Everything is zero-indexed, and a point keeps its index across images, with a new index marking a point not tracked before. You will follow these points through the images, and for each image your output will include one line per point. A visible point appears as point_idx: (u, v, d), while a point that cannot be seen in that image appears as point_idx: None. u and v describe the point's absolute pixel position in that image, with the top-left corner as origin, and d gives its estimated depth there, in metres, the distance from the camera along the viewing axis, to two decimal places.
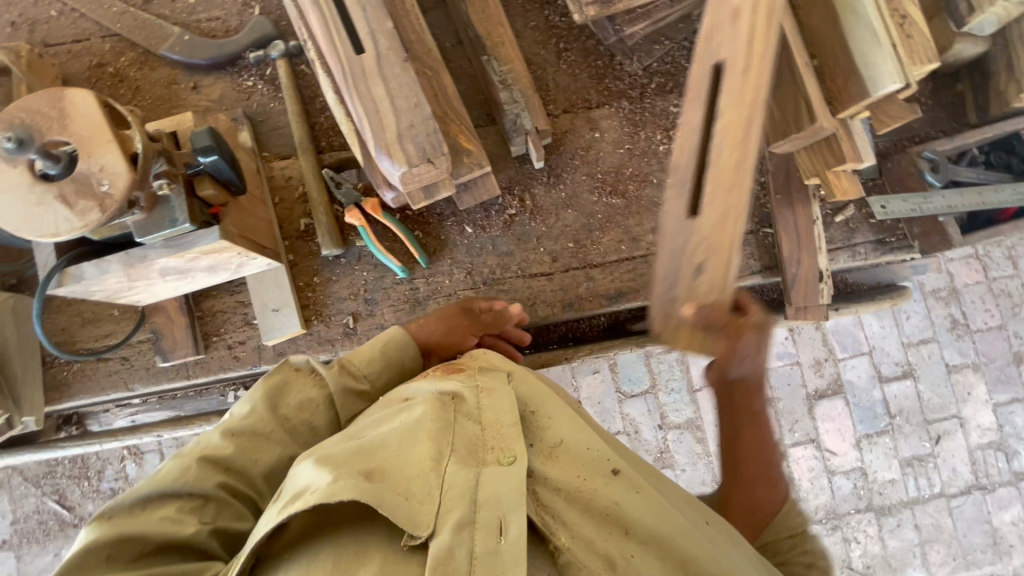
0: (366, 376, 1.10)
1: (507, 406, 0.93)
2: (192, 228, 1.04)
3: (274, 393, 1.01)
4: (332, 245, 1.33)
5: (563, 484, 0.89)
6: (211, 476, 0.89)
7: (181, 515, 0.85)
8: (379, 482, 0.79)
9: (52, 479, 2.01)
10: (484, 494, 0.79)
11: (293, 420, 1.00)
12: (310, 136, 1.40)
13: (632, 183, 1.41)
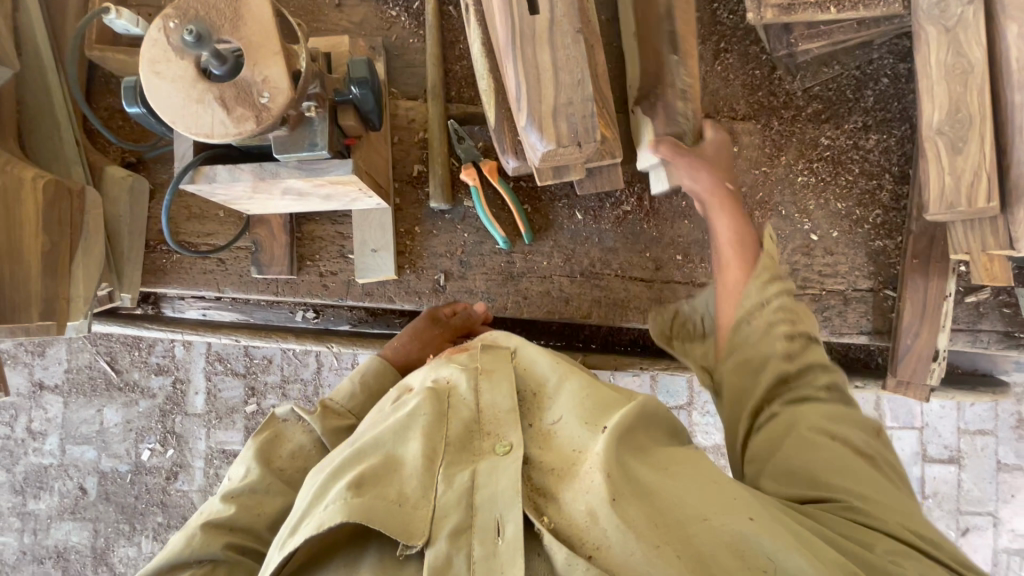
0: (350, 410, 1.08)
1: (506, 389, 0.83)
2: (328, 156, 1.03)
3: (269, 445, 1.00)
4: (442, 200, 1.31)
5: (558, 465, 0.78)
6: (213, 542, 0.87)
7: None
8: (369, 493, 0.73)
9: (107, 341, 1.98)
10: (479, 495, 0.72)
11: (285, 470, 0.98)
12: (443, 82, 1.36)
13: (758, 209, 1.34)
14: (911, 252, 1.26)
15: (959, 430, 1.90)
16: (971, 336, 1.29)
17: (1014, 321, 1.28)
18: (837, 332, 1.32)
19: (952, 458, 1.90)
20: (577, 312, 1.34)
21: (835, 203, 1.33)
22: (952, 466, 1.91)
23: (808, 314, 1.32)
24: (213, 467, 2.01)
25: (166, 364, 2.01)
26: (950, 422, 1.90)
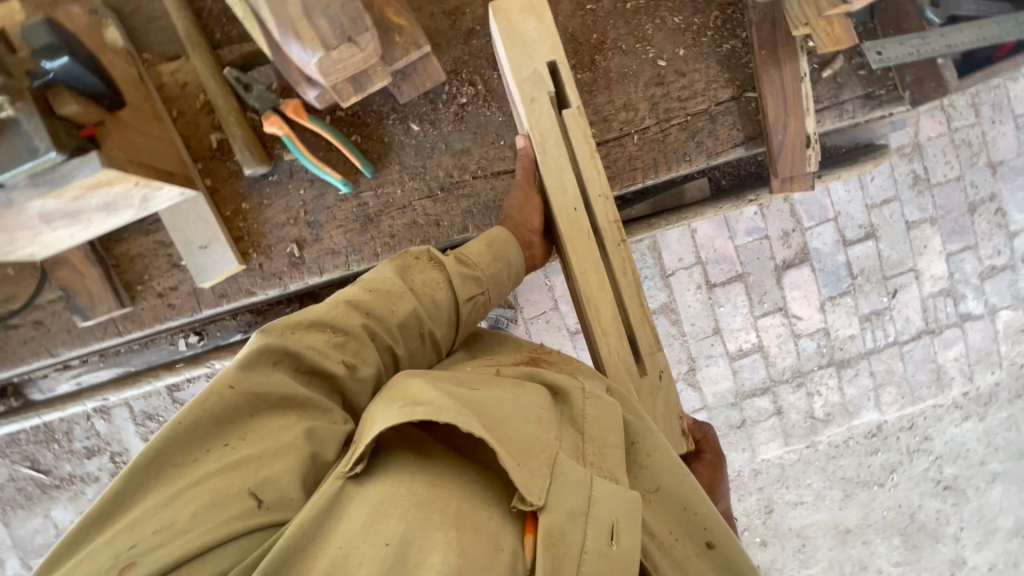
0: (479, 266, 0.94)
1: (615, 425, 0.74)
2: (64, 158, 0.83)
3: (409, 268, 0.89)
4: (255, 163, 1.13)
5: (657, 534, 0.69)
6: (355, 320, 0.78)
7: (327, 348, 0.75)
8: (500, 444, 0.62)
9: (19, 447, 1.70)
10: (599, 491, 0.64)
11: (418, 294, 0.86)
12: (200, 27, 1.12)
13: (597, 53, 1.22)
14: (757, 44, 1.19)
15: (866, 207, 1.87)
16: (838, 110, 1.24)
17: (871, 81, 1.24)
18: (715, 154, 1.26)
19: (868, 234, 1.89)
20: (454, 230, 1.22)
21: (671, 19, 1.22)
22: (870, 242, 1.89)
23: (682, 145, 1.25)
24: None
25: (96, 444, 1.73)
26: (857, 202, 1.87)
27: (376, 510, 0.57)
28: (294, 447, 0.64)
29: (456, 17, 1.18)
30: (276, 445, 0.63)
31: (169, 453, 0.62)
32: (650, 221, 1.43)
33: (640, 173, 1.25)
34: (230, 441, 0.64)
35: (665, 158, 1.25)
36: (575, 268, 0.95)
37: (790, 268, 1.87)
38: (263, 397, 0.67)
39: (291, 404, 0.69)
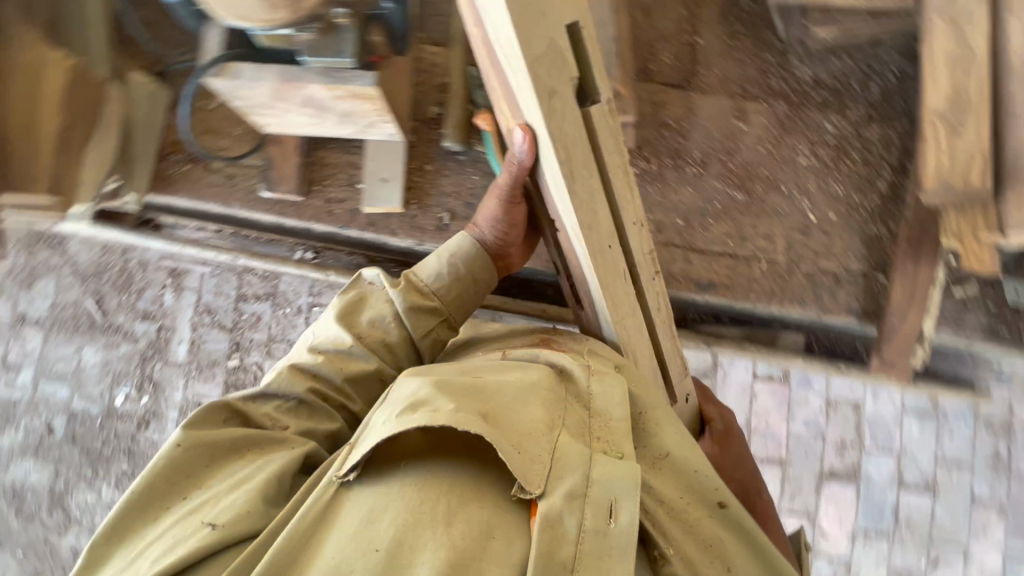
0: (437, 295, 1.04)
1: (619, 395, 0.81)
2: (353, 66, 1.06)
3: (349, 313, 1.01)
4: (456, 140, 1.35)
5: (667, 499, 0.80)
6: (300, 383, 0.93)
7: (277, 414, 0.92)
8: (497, 429, 0.71)
9: (96, 281, 1.87)
10: (597, 472, 0.71)
11: (366, 340, 0.99)
12: (470, 32, 1.40)
13: (761, 185, 1.37)
14: (904, 239, 1.29)
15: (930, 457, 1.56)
16: (957, 328, 1.32)
17: (998, 317, 1.31)
18: (827, 311, 1.35)
19: None
20: None
21: (834, 187, 1.37)
22: None
23: (801, 290, 1.35)
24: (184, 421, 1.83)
25: (153, 309, 1.85)
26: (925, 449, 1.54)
27: (370, 513, 0.67)
28: (249, 478, 0.79)
29: (659, 109, 1.40)
30: (236, 479, 0.80)
31: (144, 514, 0.79)
32: (743, 345, 1.48)
33: (754, 296, 1.35)
34: (203, 484, 0.82)
35: (782, 294, 1.35)
36: (604, 300, 0.95)
37: (831, 480, 1.57)
38: (222, 444, 0.85)
39: (248, 446, 0.86)
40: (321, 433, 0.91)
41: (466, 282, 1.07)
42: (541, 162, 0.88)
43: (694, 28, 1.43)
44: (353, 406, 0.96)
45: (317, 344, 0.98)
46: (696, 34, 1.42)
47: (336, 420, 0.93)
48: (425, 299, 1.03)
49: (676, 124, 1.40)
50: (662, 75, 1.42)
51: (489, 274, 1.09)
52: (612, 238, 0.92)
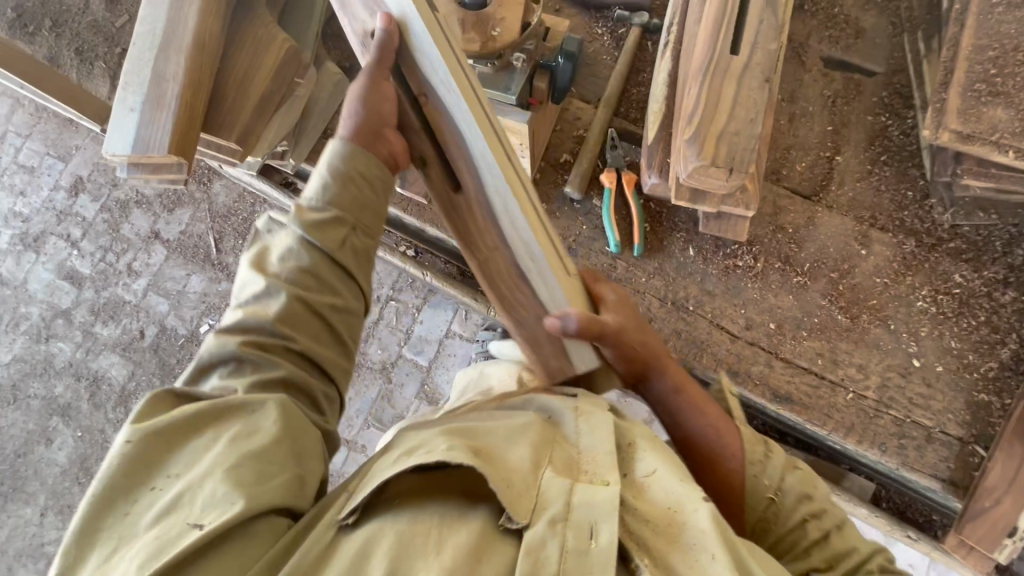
0: (330, 202, 0.81)
1: (604, 429, 0.77)
2: (513, 102, 1.18)
3: (262, 255, 0.83)
4: (577, 188, 1.43)
5: (653, 517, 0.71)
6: (232, 340, 0.77)
7: (224, 379, 0.76)
8: (486, 459, 0.68)
9: (223, 223, 2.12)
10: (576, 497, 0.66)
11: (303, 284, 0.79)
12: (618, 98, 1.51)
13: (867, 314, 1.33)
14: (1014, 420, 1.19)
15: None
16: None
17: None
18: (909, 466, 1.25)
19: None
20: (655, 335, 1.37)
21: (948, 339, 1.30)
22: None
23: (884, 434, 1.27)
24: None
25: None
26: None
27: (360, 548, 0.63)
28: (235, 448, 0.67)
29: (779, 212, 1.41)
30: (214, 458, 0.67)
31: (102, 512, 0.64)
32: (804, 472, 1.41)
33: (830, 423, 1.28)
34: (174, 470, 0.67)
35: (863, 431, 1.27)
36: (504, 178, 0.85)
37: None
38: (177, 423, 0.69)
39: (212, 421, 0.71)
40: (272, 378, 0.75)
41: (364, 190, 0.84)
42: (411, 50, 0.85)
43: (836, 146, 1.44)
44: (297, 343, 0.78)
45: (239, 299, 0.81)
46: (836, 153, 1.44)
47: (284, 366, 0.77)
48: (321, 215, 0.81)
49: (793, 231, 1.40)
50: (791, 182, 1.44)
51: (379, 170, 0.85)
52: (428, 87, 0.86)
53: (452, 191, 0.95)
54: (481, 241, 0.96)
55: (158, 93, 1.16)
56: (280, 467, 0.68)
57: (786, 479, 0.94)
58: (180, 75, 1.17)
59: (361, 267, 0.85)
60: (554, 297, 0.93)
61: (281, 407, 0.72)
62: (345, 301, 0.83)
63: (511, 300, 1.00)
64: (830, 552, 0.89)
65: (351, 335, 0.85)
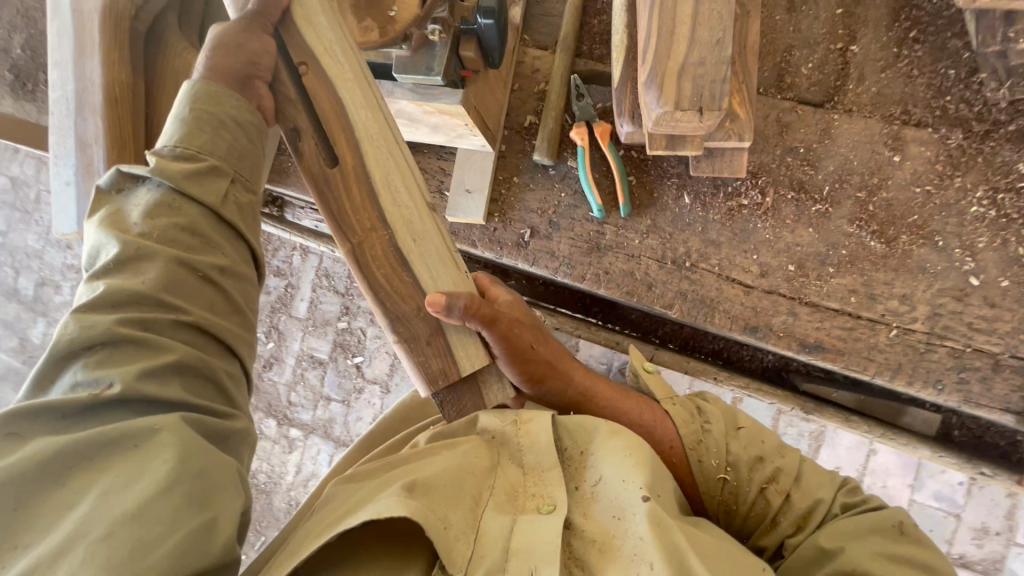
0: (206, 152, 0.78)
1: (545, 443, 0.80)
2: (440, 83, 1.03)
3: (118, 218, 0.75)
4: (546, 154, 1.27)
5: (597, 532, 0.74)
6: (103, 319, 0.68)
7: (90, 375, 0.66)
8: (424, 500, 0.70)
9: None
10: (517, 542, 0.70)
11: (176, 240, 0.74)
12: (576, 34, 1.30)
13: (907, 234, 1.12)
14: None
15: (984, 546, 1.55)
16: None
17: None
18: (973, 402, 1.08)
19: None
20: (659, 300, 1.23)
21: (1014, 247, 1.07)
22: None
23: (939, 369, 1.10)
24: (300, 367, 2.17)
25: (285, 268, 2.15)
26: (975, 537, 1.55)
27: None
28: (108, 506, 0.59)
29: (786, 131, 1.19)
30: (79, 520, 0.58)
31: None
32: (850, 417, 1.29)
33: (873, 367, 1.12)
34: (24, 537, 0.58)
35: (914, 370, 1.10)
36: (393, 151, 0.90)
37: None
38: (28, 474, 0.60)
39: (79, 464, 0.62)
40: (163, 364, 0.68)
41: (234, 136, 0.81)
42: (286, 29, 0.89)
43: (850, 32, 1.18)
44: (189, 315, 0.72)
45: (100, 268, 0.72)
46: (851, 40, 1.17)
47: (176, 348, 0.70)
48: (193, 163, 0.77)
49: (806, 151, 1.18)
50: (797, 90, 1.20)
51: (251, 116, 0.83)
52: (312, 57, 0.88)
53: (322, 177, 0.89)
54: (352, 221, 0.90)
55: (86, 158, 1.14)
56: (168, 527, 0.60)
57: (731, 450, 0.89)
58: (101, 136, 1.13)
59: (248, 224, 0.82)
60: (437, 276, 0.89)
61: (174, 444, 0.64)
62: (232, 263, 0.79)
63: (388, 290, 0.89)
64: (797, 512, 0.84)
65: (247, 300, 0.81)
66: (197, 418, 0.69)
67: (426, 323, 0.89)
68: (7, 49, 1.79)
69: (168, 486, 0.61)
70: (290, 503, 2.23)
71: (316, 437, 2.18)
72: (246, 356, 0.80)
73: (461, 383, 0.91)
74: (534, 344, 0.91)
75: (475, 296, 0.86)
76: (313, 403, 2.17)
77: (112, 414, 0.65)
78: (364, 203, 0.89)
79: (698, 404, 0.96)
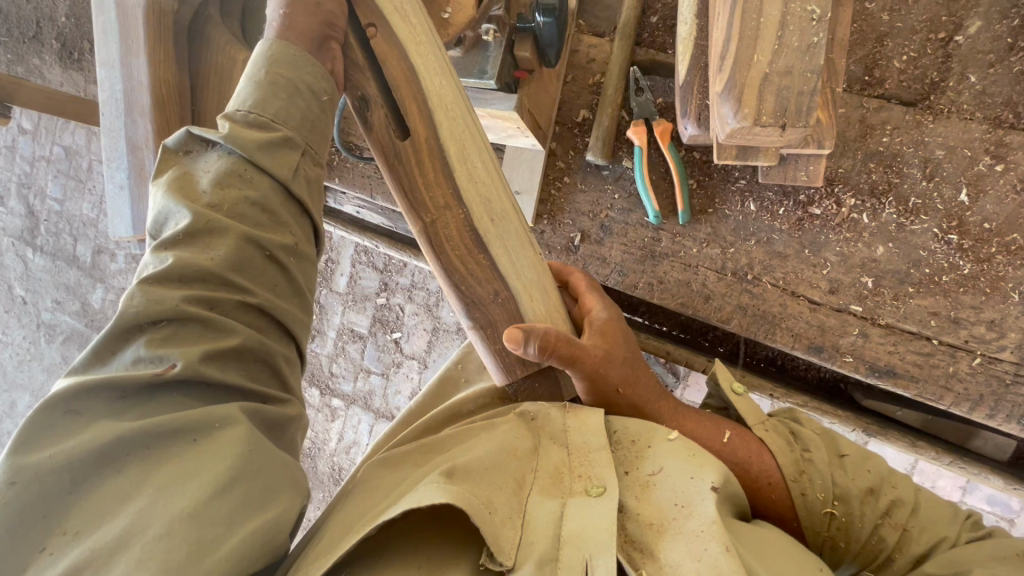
0: (278, 119, 0.74)
1: (596, 427, 0.80)
2: (494, 88, 0.98)
3: (186, 184, 0.71)
4: (599, 156, 1.19)
5: (654, 519, 0.71)
6: (170, 294, 0.65)
7: (152, 353, 0.63)
8: (463, 485, 0.68)
9: None
10: (569, 528, 0.68)
11: (234, 209, 0.70)
12: (638, 20, 1.20)
13: (1001, 254, 1.01)
14: None
15: None
16: None
17: None
18: None
19: None
20: (716, 314, 1.17)
21: None
22: None
23: None
24: (341, 341, 2.21)
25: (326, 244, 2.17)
26: None
27: None
28: (167, 500, 0.57)
29: (871, 133, 1.08)
30: (136, 514, 0.56)
31: None
32: (916, 441, 1.22)
33: (949, 397, 1.04)
34: (74, 524, 0.57)
35: (997, 402, 1.02)
36: (470, 128, 0.86)
37: None
38: (84, 458, 0.58)
39: (136, 451, 0.60)
40: (227, 348, 0.66)
41: (309, 106, 0.77)
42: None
43: (956, 19, 1.04)
44: (255, 297, 0.70)
45: (168, 238, 0.68)
46: (957, 29, 1.04)
47: (240, 331, 0.68)
48: (264, 131, 0.73)
49: (892, 156, 1.07)
50: (887, 86, 1.08)
51: (327, 84, 0.78)
52: (381, 16, 0.80)
53: (392, 149, 0.84)
54: (426, 201, 0.85)
55: (137, 162, 1.14)
56: (224, 531, 0.58)
57: (837, 481, 0.83)
58: (149, 138, 1.12)
59: (314, 201, 0.79)
60: (516, 262, 0.89)
61: (240, 441, 0.63)
62: (296, 242, 0.75)
63: (463, 274, 0.88)
64: (917, 550, 0.77)
65: (307, 283, 0.78)
66: (256, 408, 0.68)
67: (503, 310, 0.89)
68: (53, 17, 1.78)
69: (229, 484, 0.60)
70: (334, 468, 2.33)
71: (356, 408, 2.25)
72: (301, 342, 0.79)
73: (537, 372, 0.93)
74: (620, 386, 0.89)
75: (553, 334, 0.83)
76: (354, 374, 2.22)
77: (176, 395, 0.64)
78: (437, 178, 0.84)
79: (790, 429, 0.91)
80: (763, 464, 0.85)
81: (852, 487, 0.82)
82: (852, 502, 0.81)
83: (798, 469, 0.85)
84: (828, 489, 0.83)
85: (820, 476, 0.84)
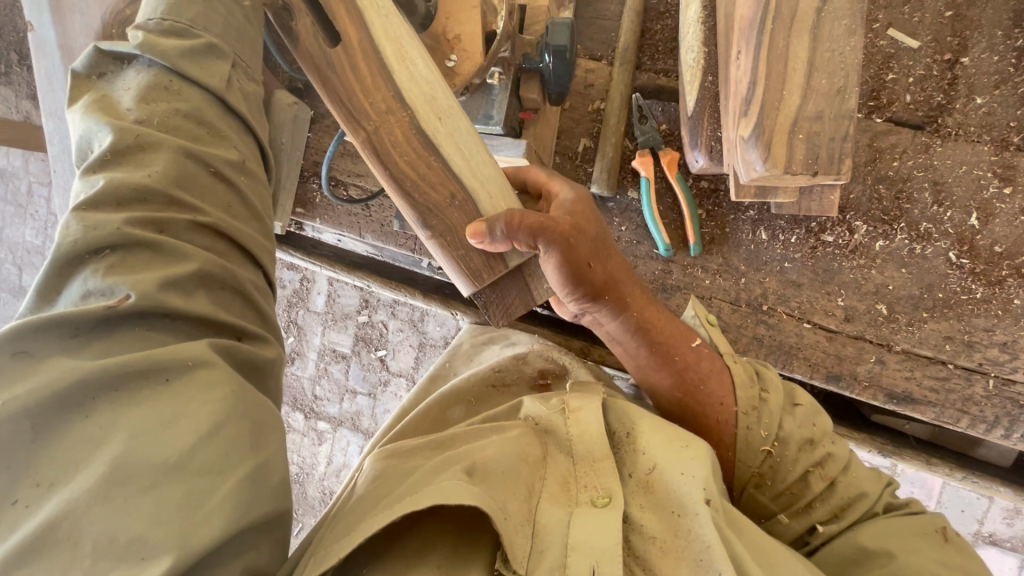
0: (196, 23, 0.66)
1: (598, 430, 0.73)
2: (501, 132, 0.93)
3: (108, 105, 0.62)
4: (605, 189, 1.13)
5: (656, 533, 0.66)
6: (110, 216, 0.56)
7: (101, 283, 0.53)
8: (484, 486, 0.63)
9: None
10: (575, 538, 0.62)
11: (164, 118, 0.62)
12: (637, 44, 1.14)
13: (1013, 276, 1.02)
14: None
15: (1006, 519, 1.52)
16: None
17: None
18: None
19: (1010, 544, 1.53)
20: (732, 345, 1.14)
21: None
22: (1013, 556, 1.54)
23: None
24: (323, 362, 2.09)
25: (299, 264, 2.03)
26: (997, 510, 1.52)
27: None
28: (143, 449, 0.48)
29: (881, 157, 1.06)
30: (111, 463, 0.47)
31: None
32: (930, 458, 1.24)
33: (965, 419, 1.05)
34: (45, 476, 0.47)
35: (1012, 422, 1.03)
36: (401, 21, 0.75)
37: None
38: (43, 408, 0.48)
39: (104, 395, 0.50)
40: (184, 274, 0.57)
41: (229, 11, 0.69)
42: None
43: (961, 40, 1.03)
44: (208, 216, 0.61)
45: (95, 159, 0.59)
46: (962, 51, 1.03)
47: (197, 255, 0.58)
48: (184, 37, 0.65)
49: (902, 181, 1.06)
50: (895, 108, 1.06)
51: None
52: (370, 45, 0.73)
53: (323, 59, 0.73)
54: (365, 105, 0.74)
55: None
56: (218, 476, 0.50)
57: (783, 425, 0.85)
58: None
59: (257, 118, 0.71)
60: (472, 162, 0.77)
61: (218, 382, 0.54)
62: (242, 157, 0.67)
63: (414, 180, 0.76)
64: (836, 501, 0.80)
65: (262, 206, 0.69)
66: (226, 344, 0.58)
67: (463, 214, 0.76)
68: None
69: (215, 428, 0.51)
70: (324, 492, 2.23)
71: (344, 429, 2.14)
72: (267, 268, 0.69)
73: (505, 278, 0.80)
74: (591, 259, 0.79)
75: (518, 212, 0.72)
76: (340, 396, 2.11)
77: (137, 333, 0.54)
78: (375, 81, 0.74)
79: (756, 370, 0.91)
80: (715, 384, 0.87)
81: (789, 429, 0.84)
82: (790, 435, 0.84)
83: (747, 393, 0.87)
84: (773, 432, 0.84)
85: (770, 424, 0.84)
